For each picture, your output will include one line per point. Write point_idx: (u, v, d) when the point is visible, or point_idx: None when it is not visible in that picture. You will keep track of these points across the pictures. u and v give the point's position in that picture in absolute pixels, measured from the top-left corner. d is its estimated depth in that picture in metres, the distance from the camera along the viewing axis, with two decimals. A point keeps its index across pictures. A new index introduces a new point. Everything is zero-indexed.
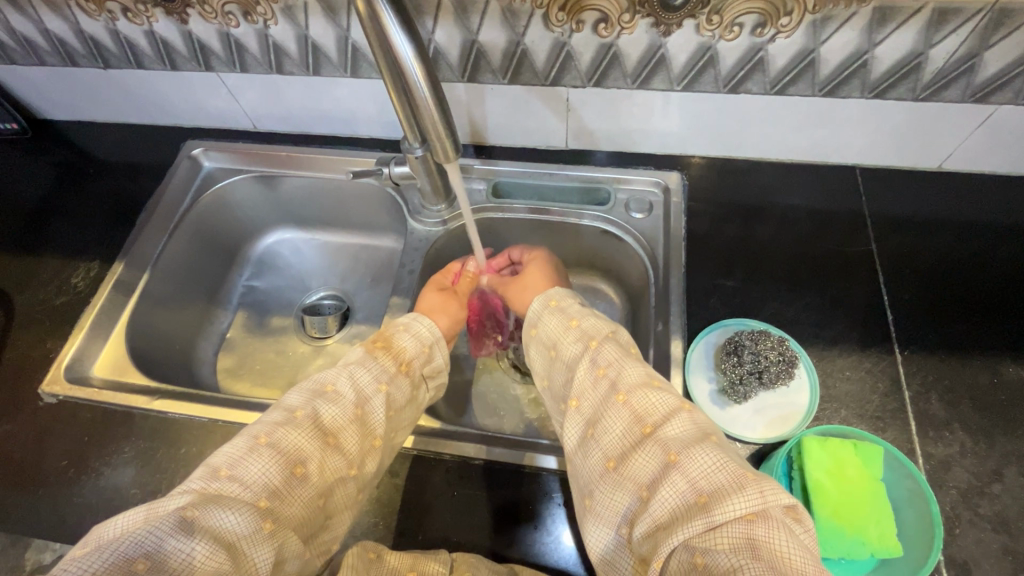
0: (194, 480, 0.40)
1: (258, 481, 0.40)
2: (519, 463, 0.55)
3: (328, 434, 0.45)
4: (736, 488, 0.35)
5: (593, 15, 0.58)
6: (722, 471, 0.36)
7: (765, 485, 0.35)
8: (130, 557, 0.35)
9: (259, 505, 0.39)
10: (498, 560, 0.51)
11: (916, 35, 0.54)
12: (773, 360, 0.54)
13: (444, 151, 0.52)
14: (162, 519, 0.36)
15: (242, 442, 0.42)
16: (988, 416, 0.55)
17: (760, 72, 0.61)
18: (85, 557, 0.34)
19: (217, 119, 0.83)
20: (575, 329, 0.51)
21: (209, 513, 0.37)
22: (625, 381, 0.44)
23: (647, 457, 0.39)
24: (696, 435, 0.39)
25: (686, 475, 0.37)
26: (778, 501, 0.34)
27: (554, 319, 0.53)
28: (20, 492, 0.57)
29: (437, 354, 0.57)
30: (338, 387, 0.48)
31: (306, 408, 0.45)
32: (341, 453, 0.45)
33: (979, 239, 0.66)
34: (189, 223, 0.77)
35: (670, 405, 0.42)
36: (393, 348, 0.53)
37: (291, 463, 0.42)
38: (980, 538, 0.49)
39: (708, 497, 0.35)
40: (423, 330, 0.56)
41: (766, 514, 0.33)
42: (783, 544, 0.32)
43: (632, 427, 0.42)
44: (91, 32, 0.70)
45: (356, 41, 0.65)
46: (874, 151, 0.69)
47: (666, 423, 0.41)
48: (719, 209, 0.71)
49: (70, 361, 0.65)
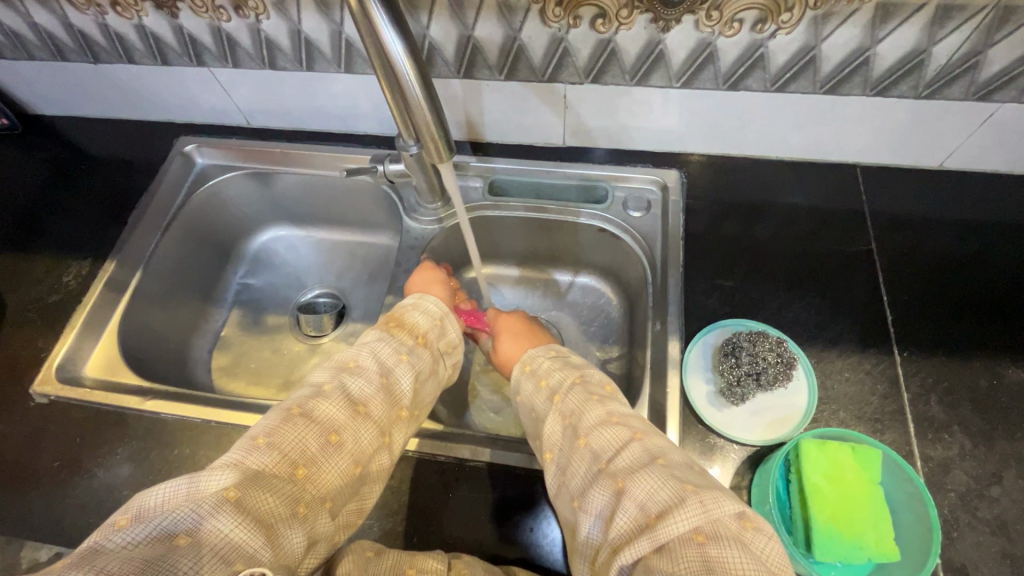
0: (233, 453, 0.40)
1: (296, 448, 0.41)
2: (516, 465, 0.55)
3: (358, 404, 0.45)
4: (679, 504, 0.35)
5: (591, 10, 0.57)
6: (664, 489, 0.36)
7: (705, 496, 0.35)
8: (171, 533, 0.34)
9: (297, 474, 0.40)
10: (495, 562, 0.51)
11: (920, 31, 0.53)
12: (771, 361, 0.54)
13: (438, 151, 0.51)
14: (206, 498, 0.36)
15: (277, 413, 0.43)
16: (988, 417, 0.54)
17: (761, 69, 0.60)
18: (131, 528, 0.34)
19: (210, 115, 0.82)
20: (545, 389, 0.49)
21: (249, 494, 0.37)
22: (585, 425, 0.44)
23: (600, 491, 0.39)
24: (645, 459, 0.40)
25: (634, 500, 0.37)
26: (721, 510, 0.35)
27: (527, 383, 0.51)
28: (14, 492, 0.57)
29: (449, 328, 0.57)
30: (360, 361, 0.48)
31: (333, 382, 0.46)
32: (371, 421, 0.45)
33: (981, 239, 0.65)
34: (180, 221, 0.76)
35: (622, 437, 0.42)
36: (406, 325, 0.54)
37: (325, 431, 0.43)
38: (979, 541, 0.49)
39: (655, 516, 0.35)
40: (432, 306, 0.57)
41: (714, 533, 0.34)
42: (734, 561, 0.32)
43: (591, 466, 0.42)
44: (80, 26, 0.69)
45: (349, 36, 0.64)
46: (876, 149, 0.68)
47: (617, 455, 0.41)
48: (718, 207, 0.70)
49: (62, 360, 0.64)
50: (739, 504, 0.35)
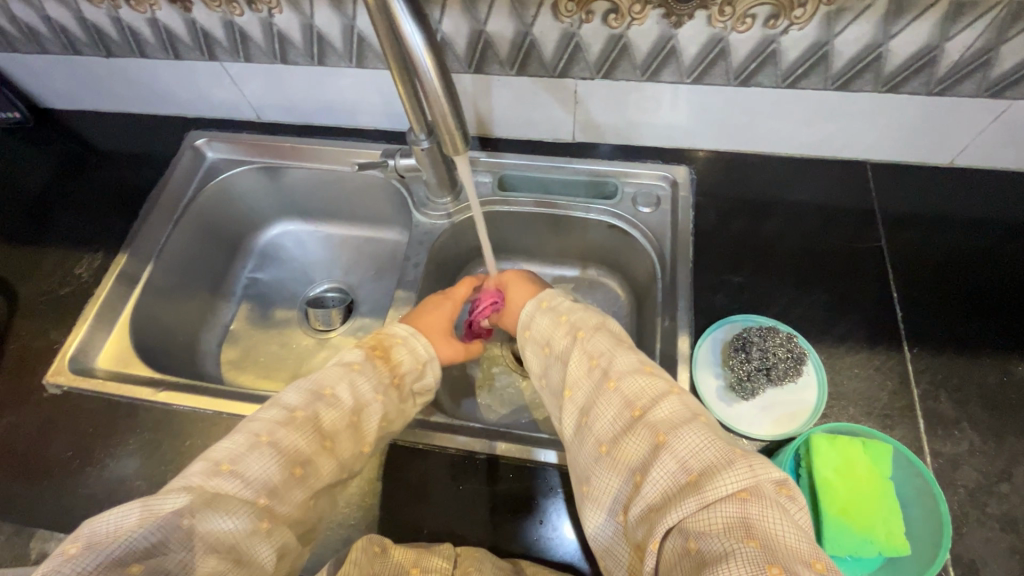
0: (194, 476, 0.39)
1: (259, 477, 0.40)
2: (525, 458, 0.55)
3: (325, 438, 0.44)
4: (726, 466, 0.34)
5: (603, 5, 0.57)
6: (711, 449, 0.35)
7: (755, 462, 0.35)
8: (124, 560, 0.34)
9: (258, 504, 0.39)
10: (503, 555, 0.51)
11: (932, 27, 0.54)
12: (781, 357, 0.54)
13: (453, 143, 0.51)
14: (160, 521, 0.36)
15: (243, 437, 0.42)
16: (997, 414, 0.54)
17: (773, 65, 0.60)
18: (80, 558, 0.34)
19: (220, 109, 0.82)
20: (564, 324, 0.50)
21: (208, 518, 0.37)
22: (617, 368, 0.43)
23: (637, 441, 0.38)
24: (685, 416, 0.38)
25: (675, 455, 0.36)
26: (767, 475, 0.34)
27: (544, 318, 0.52)
28: (25, 482, 0.57)
29: (429, 373, 0.55)
30: (337, 391, 0.47)
31: (306, 409, 0.45)
32: (334, 457, 0.45)
33: (991, 237, 0.65)
34: (191, 214, 0.77)
35: (659, 389, 0.41)
36: (391, 359, 0.52)
37: (290, 464, 0.42)
38: (987, 537, 0.49)
39: (698, 475, 0.34)
40: (421, 347, 0.55)
41: (759, 492, 0.33)
42: (776, 524, 0.31)
43: (622, 411, 0.41)
44: (93, 19, 0.70)
45: (362, 31, 0.64)
46: (886, 146, 0.68)
47: (654, 406, 0.40)
48: (727, 203, 0.70)
49: (74, 352, 0.64)
50: (781, 471, 0.35)
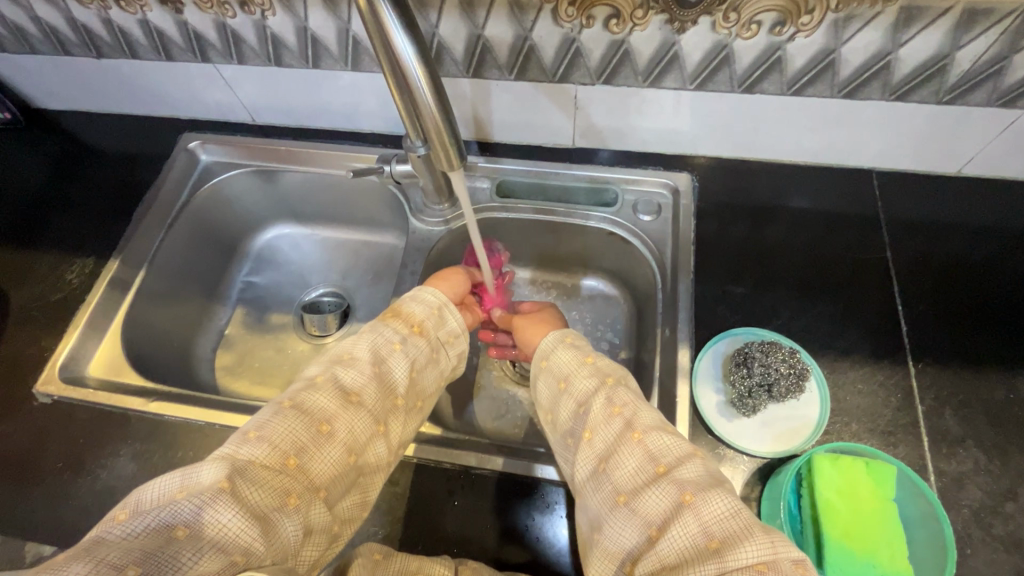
0: (226, 446, 0.41)
1: (285, 440, 0.42)
2: (521, 474, 0.54)
3: (350, 393, 0.46)
4: (749, 536, 0.34)
5: (604, 10, 0.56)
6: (735, 518, 0.35)
7: (776, 537, 0.34)
8: (170, 524, 0.36)
9: (288, 465, 0.41)
10: (501, 568, 0.50)
11: (943, 36, 0.52)
12: (783, 373, 0.52)
13: (448, 156, 0.50)
14: (200, 488, 0.37)
15: (268, 407, 0.44)
16: (1003, 432, 0.53)
17: (778, 72, 0.58)
18: (128, 522, 0.36)
19: (214, 111, 0.80)
20: (589, 365, 0.49)
21: (241, 485, 0.38)
22: (641, 421, 0.43)
23: (660, 496, 0.38)
24: (710, 480, 0.39)
25: (699, 519, 0.36)
26: (787, 553, 0.33)
27: (567, 353, 0.51)
28: (16, 492, 0.57)
29: (449, 317, 0.56)
30: (355, 354, 0.49)
31: (326, 374, 0.47)
32: (364, 410, 0.46)
33: (999, 247, 0.64)
34: (185, 219, 0.76)
35: (683, 449, 0.41)
36: (402, 314, 0.54)
37: (316, 422, 0.43)
38: (992, 558, 0.48)
39: (720, 541, 0.34)
40: (429, 296, 0.56)
41: (778, 568, 0.32)
42: None
43: (646, 465, 0.40)
44: (83, 20, 0.68)
45: (356, 33, 0.63)
46: (892, 154, 0.67)
47: (680, 465, 0.40)
48: (729, 211, 0.69)
49: (65, 360, 0.63)
50: None
